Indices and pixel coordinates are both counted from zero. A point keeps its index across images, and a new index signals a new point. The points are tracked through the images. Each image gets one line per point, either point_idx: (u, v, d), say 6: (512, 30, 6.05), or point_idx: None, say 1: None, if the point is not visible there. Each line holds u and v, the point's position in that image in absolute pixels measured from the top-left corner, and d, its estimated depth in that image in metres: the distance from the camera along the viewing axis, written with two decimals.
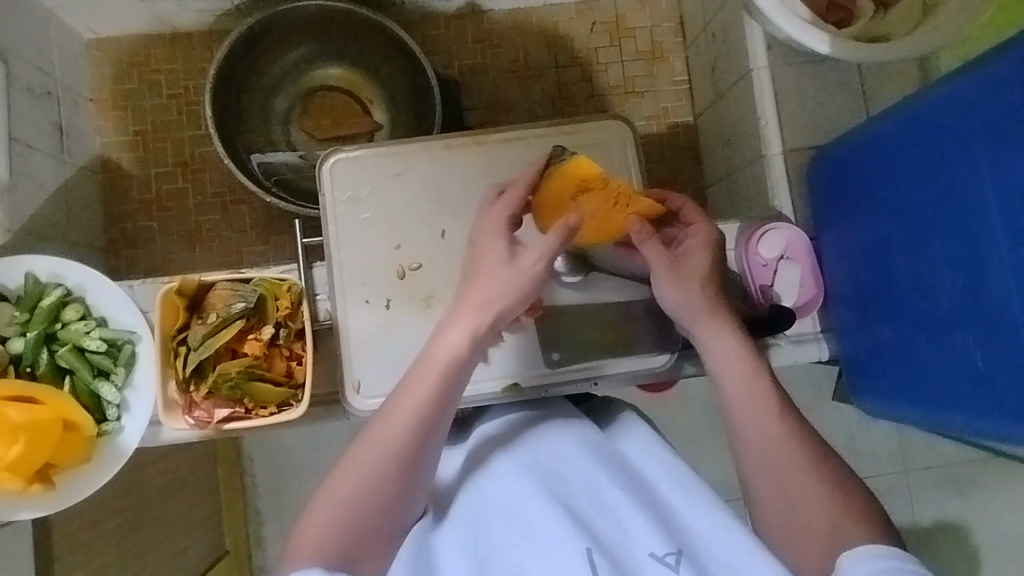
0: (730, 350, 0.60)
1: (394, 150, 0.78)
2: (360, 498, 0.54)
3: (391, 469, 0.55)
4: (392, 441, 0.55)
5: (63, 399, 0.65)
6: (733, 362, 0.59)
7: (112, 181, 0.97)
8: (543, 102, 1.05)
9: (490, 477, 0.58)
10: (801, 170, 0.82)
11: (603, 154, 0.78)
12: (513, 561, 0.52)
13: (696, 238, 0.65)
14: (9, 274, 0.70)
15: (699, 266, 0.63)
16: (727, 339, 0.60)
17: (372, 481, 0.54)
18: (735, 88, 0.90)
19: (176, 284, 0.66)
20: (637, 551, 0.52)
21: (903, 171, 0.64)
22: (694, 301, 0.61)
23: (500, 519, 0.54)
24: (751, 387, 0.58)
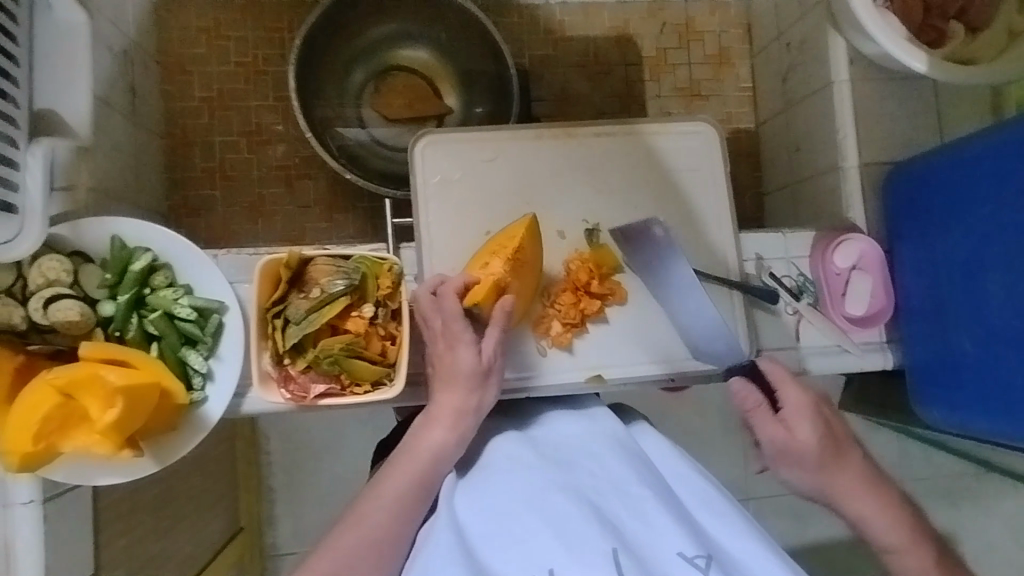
0: (887, 512, 0.61)
1: (487, 136, 0.77)
2: (395, 503, 0.60)
3: (415, 490, 0.61)
4: (424, 461, 0.62)
5: (156, 365, 0.64)
6: (875, 509, 0.61)
7: (175, 147, 0.95)
8: (610, 98, 1.05)
9: (511, 461, 0.61)
10: (876, 183, 0.84)
11: (690, 155, 0.80)
12: (537, 550, 0.53)
13: (811, 417, 0.63)
14: (95, 235, 0.68)
15: (813, 442, 0.62)
16: (878, 504, 0.61)
17: (417, 482, 0.61)
18: (808, 99, 0.92)
19: (278, 256, 0.65)
20: (665, 551, 0.54)
21: (1004, 190, 0.67)
22: (824, 481, 0.62)
23: (520, 504, 0.56)
24: (880, 508, 0.61)
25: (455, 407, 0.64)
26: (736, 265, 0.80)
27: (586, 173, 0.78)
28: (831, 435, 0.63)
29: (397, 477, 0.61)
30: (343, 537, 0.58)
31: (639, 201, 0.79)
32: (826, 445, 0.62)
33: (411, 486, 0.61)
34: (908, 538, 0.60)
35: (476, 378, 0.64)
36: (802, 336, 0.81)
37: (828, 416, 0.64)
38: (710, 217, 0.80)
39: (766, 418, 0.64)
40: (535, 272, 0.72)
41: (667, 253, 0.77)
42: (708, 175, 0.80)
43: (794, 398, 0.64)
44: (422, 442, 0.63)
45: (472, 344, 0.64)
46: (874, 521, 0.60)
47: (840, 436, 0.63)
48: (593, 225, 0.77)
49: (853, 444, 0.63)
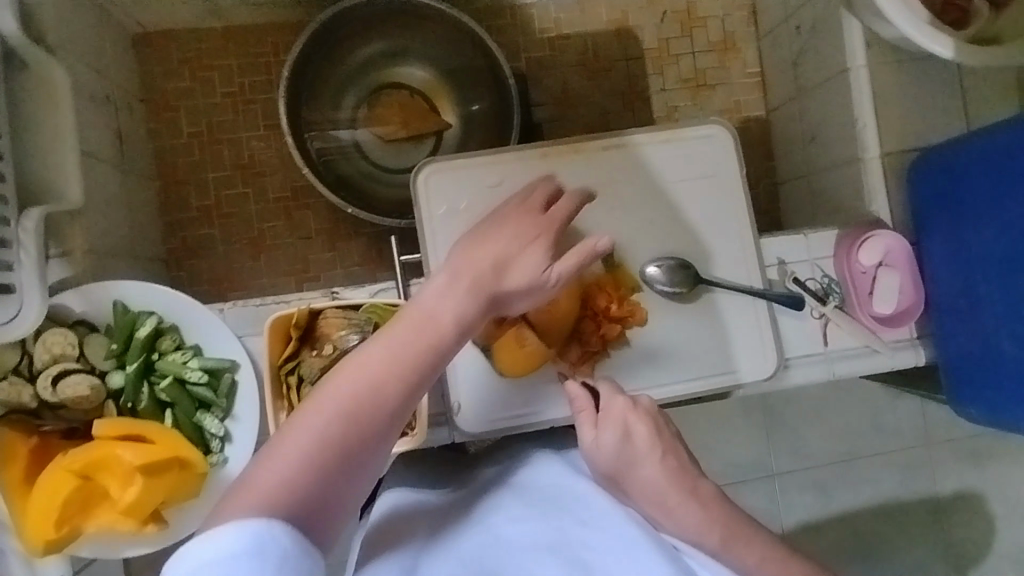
0: (688, 513, 0.52)
1: (490, 160, 0.74)
2: (393, 352, 0.45)
3: (418, 351, 0.46)
4: (432, 323, 0.47)
5: (172, 437, 0.63)
6: (708, 521, 0.51)
7: (168, 188, 0.92)
8: (613, 96, 1.01)
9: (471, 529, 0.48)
10: (901, 173, 0.80)
11: (704, 162, 0.77)
12: None
13: (620, 417, 0.58)
14: (95, 302, 0.65)
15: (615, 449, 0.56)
16: (682, 509, 0.52)
17: (421, 343, 0.46)
18: (822, 86, 0.88)
19: (287, 314, 0.63)
20: None
21: None
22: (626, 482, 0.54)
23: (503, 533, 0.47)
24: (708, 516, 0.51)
25: (490, 265, 0.53)
26: (761, 273, 0.76)
27: (597, 190, 0.75)
28: (630, 442, 0.56)
29: (390, 333, 0.46)
30: (262, 477, 0.39)
31: (654, 215, 0.75)
32: (646, 441, 0.56)
33: (411, 346, 0.46)
34: (704, 527, 0.51)
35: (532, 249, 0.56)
36: (831, 341, 0.78)
37: (633, 425, 0.57)
38: (729, 226, 0.76)
39: (586, 424, 0.59)
40: (566, 322, 0.69)
41: (684, 267, 0.74)
42: (725, 181, 0.77)
43: (612, 407, 0.59)
44: (430, 298, 0.49)
45: (544, 252, 0.56)
46: (675, 521, 0.51)
47: (641, 442, 0.56)
48: (607, 245, 0.74)
49: (650, 448, 0.55)
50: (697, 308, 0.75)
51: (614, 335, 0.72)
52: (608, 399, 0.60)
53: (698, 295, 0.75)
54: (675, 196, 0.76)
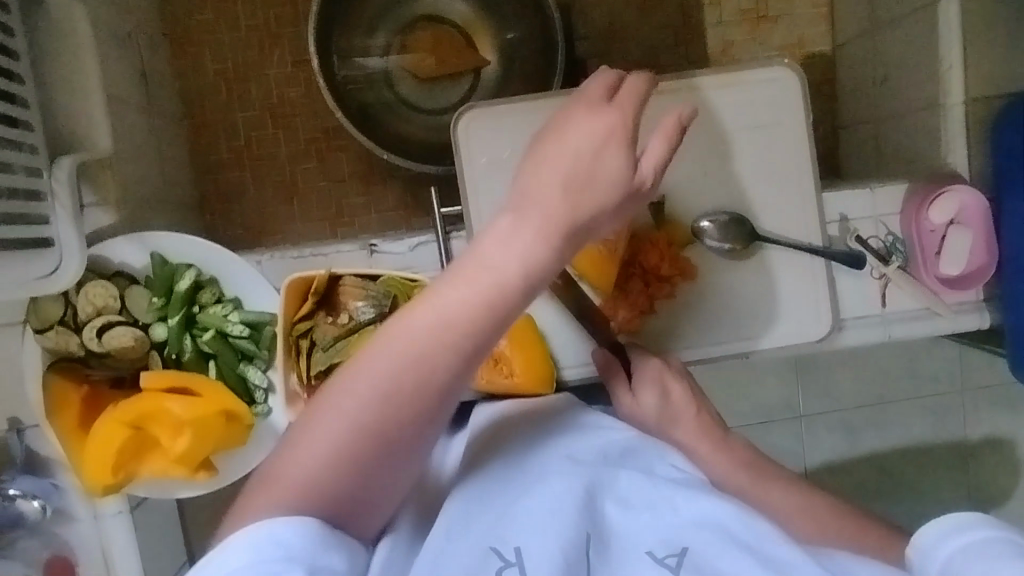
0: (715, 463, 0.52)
1: (535, 105, 0.69)
2: (458, 313, 0.34)
3: (492, 306, 0.34)
4: (493, 275, 0.34)
5: (218, 390, 0.63)
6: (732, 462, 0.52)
7: (198, 129, 0.89)
8: (664, 29, 0.93)
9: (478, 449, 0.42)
10: (985, 122, 0.73)
11: (769, 108, 0.70)
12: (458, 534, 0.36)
13: (658, 369, 0.58)
14: (135, 253, 0.65)
15: (660, 410, 0.55)
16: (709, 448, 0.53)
17: (492, 298, 0.34)
18: (901, 20, 0.79)
19: (305, 275, 0.61)
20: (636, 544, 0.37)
21: None
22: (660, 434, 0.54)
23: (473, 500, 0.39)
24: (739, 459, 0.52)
25: (563, 179, 0.36)
26: (822, 230, 0.72)
27: (649, 139, 0.69)
28: (671, 406, 0.55)
29: (451, 285, 0.35)
30: (295, 458, 0.33)
31: (709, 167, 0.70)
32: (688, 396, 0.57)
33: (482, 302, 0.34)
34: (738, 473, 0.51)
35: (603, 143, 0.38)
36: (890, 301, 0.74)
37: (671, 385, 0.57)
38: (792, 178, 0.70)
39: (620, 388, 0.58)
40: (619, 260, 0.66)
41: (741, 223, 0.69)
42: (788, 131, 0.70)
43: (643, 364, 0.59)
44: (499, 235, 0.36)
45: (628, 155, 0.38)
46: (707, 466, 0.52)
47: (681, 402, 0.56)
48: (658, 198, 0.69)
49: (689, 406, 0.56)
50: (752, 266, 0.71)
51: (661, 292, 0.69)
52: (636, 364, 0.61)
53: (754, 253, 0.70)
54: (734, 145, 0.70)
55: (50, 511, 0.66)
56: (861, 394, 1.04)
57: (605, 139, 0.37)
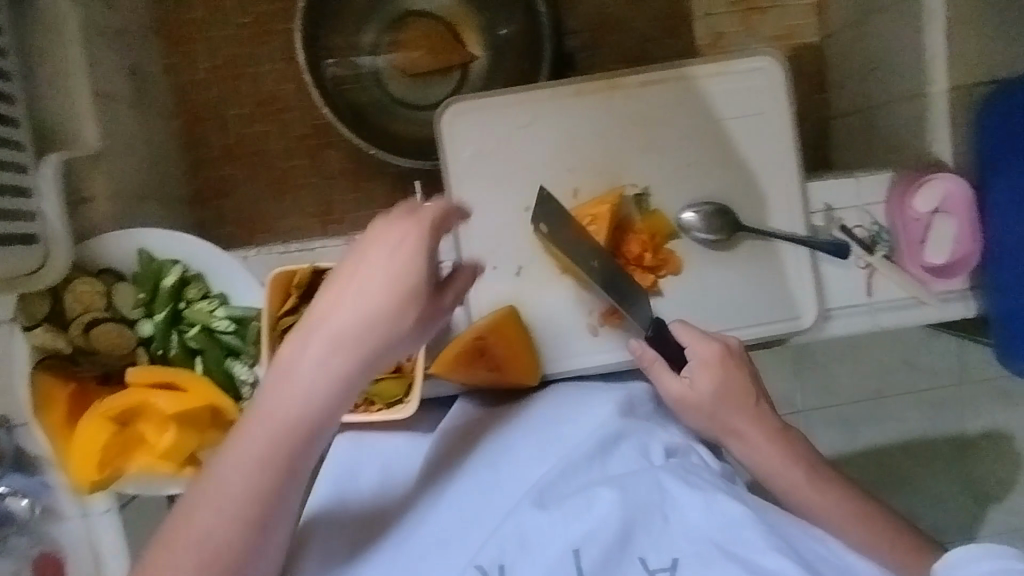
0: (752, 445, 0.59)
1: (518, 99, 0.69)
2: (266, 443, 0.44)
3: (291, 435, 0.45)
4: (286, 414, 0.45)
5: (204, 384, 0.63)
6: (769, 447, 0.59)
7: (188, 127, 0.90)
8: (652, 22, 0.93)
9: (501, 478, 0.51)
10: (970, 110, 0.73)
11: (752, 99, 0.70)
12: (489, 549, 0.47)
13: (708, 350, 0.61)
14: (122, 250, 0.65)
15: (708, 393, 0.59)
16: (753, 432, 0.59)
17: (279, 437, 0.45)
18: (888, 9, 0.79)
19: (289, 269, 0.61)
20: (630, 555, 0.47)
21: None
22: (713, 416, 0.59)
23: (479, 518, 0.50)
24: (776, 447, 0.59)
25: (373, 291, 0.46)
26: (805, 219, 0.72)
27: (632, 132, 0.69)
28: (729, 390, 0.60)
29: (251, 428, 0.45)
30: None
31: (693, 158, 0.70)
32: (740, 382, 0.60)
33: (287, 431, 0.45)
34: (782, 466, 0.58)
35: (404, 277, 0.46)
36: (878, 290, 0.74)
37: (728, 366, 0.60)
38: (775, 169, 0.71)
39: (666, 372, 0.61)
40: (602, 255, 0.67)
41: (725, 213, 0.69)
42: (771, 120, 0.70)
43: (700, 351, 0.61)
44: (294, 377, 0.45)
45: (416, 256, 0.46)
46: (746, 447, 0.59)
47: (737, 387, 0.60)
48: (641, 190, 0.69)
49: (748, 395, 0.60)
50: (738, 257, 0.71)
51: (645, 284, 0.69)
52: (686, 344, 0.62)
53: (738, 243, 0.71)
54: (718, 137, 0.70)
55: (40, 509, 0.67)
56: (854, 384, 1.04)
57: (400, 249, 0.46)
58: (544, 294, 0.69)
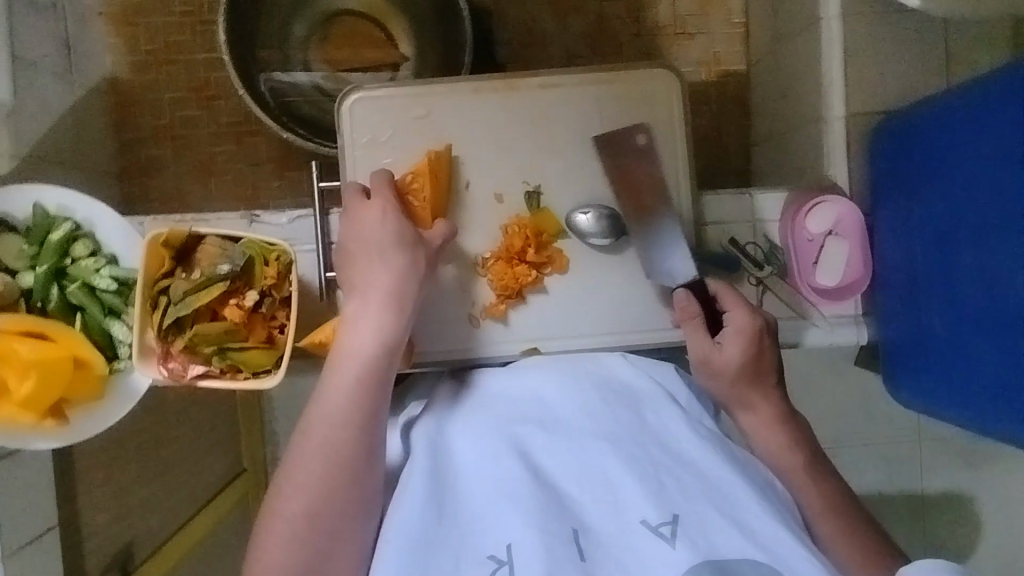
0: (762, 421, 0.64)
1: (419, 91, 0.71)
2: (346, 409, 0.55)
3: (362, 394, 0.56)
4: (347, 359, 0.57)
5: (74, 338, 0.65)
6: (774, 427, 0.64)
7: (124, 104, 0.93)
8: (583, 40, 0.95)
9: (479, 448, 0.56)
10: (864, 137, 0.74)
11: (646, 109, 0.72)
12: (494, 526, 0.50)
13: (742, 314, 0.65)
14: (16, 203, 0.67)
15: (738, 360, 0.63)
16: (764, 409, 0.64)
17: (353, 400, 0.56)
18: (797, 38, 0.81)
19: (164, 231, 0.62)
20: (628, 518, 0.50)
21: (973, 153, 0.58)
22: (733, 386, 0.64)
23: (481, 485, 0.54)
24: (783, 433, 0.63)
25: (379, 250, 0.61)
26: (694, 230, 0.72)
27: (528, 132, 0.71)
28: (754, 361, 0.64)
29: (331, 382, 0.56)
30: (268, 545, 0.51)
31: (586, 161, 0.71)
32: (766, 356, 0.64)
33: (355, 392, 0.56)
34: (785, 448, 0.63)
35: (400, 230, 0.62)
36: (767, 308, 0.74)
37: (761, 338, 0.64)
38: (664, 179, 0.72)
39: (699, 330, 0.65)
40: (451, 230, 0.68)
41: (616, 218, 0.70)
42: (663, 130, 0.72)
43: (735, 317, 0.65)
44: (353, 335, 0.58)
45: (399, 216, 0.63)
46: (752, 422, 0.64)
47: (762, 362, 0.64)
48: (533, 187, 0.71)
49: (772, 371, 0.65)
50: (625, 261, 0.71)
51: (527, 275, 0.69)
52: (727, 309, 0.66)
53: (627, 248, 0.71)
54: (612, 144, 0.71)
55: None
56: None
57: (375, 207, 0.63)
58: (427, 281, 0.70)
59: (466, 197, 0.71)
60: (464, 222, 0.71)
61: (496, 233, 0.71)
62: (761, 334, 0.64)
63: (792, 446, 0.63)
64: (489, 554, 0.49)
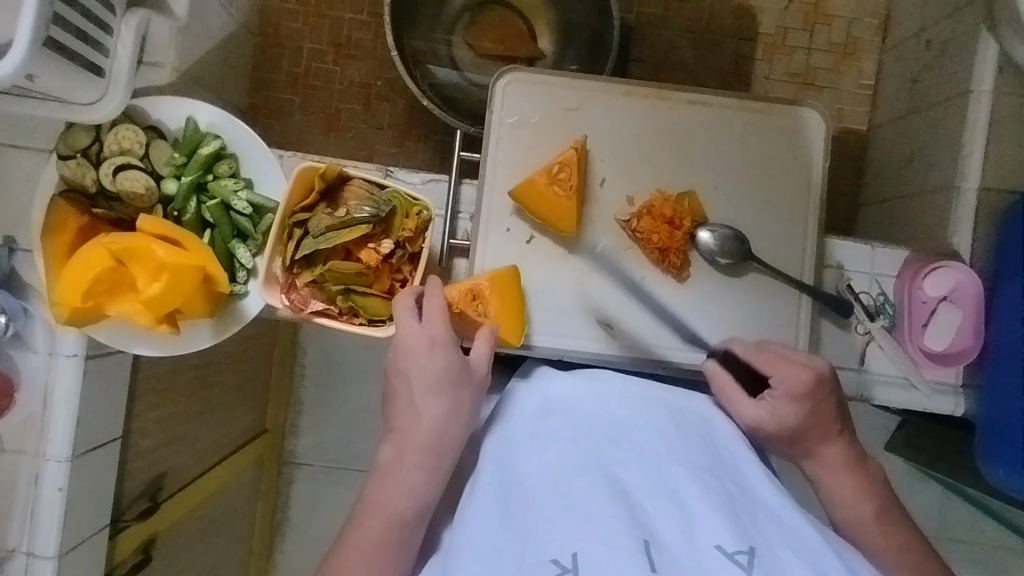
0: (829, 468, 0.62)
1: (574, 83, 0.72)
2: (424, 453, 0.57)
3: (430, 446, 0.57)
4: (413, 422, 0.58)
5: (203, 250, 0.65)
6: (842, 475, 0.62)
7: (265, 46, 0.95)
8: (715, 72, 0.97)
9: (535, 449, 0.55)
10: (995, 213, 0.75)
11: (788, 143, 0.73)
12: (557, 529, 0.47)
13: (787, 372, 0.62)
14: (172, 114, 0.69)
15: (791, 425, 0.62)
16: (831, 458, 0.62)
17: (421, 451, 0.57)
18: (938, 107, 0.82)
19: (319, 165, 0.63)
20: (703, 541, 0.47)
21: None
22: (790, 437, 0.62)
23: (545, 488, 0.51)
24: (858, 482, 0.61)
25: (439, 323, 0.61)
26: (814, 270, 0.73)
27: (669, 143, 0.72)
28: (813, 416, 0.62)
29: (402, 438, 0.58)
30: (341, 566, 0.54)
31: (721, 181, 0.72)
32: (828, 411, 0.62)
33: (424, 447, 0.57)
34: (857, 496, 0.61)
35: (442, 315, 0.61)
36: (869, 360, 0.74)
37: (818, 396, 0.62)
38: (794, 214, 0.72)
39: (740, 396, 0.63)
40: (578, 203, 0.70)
41: (739, 240, 0.70)
42: (802, 167, 0.73)
43: (782, 374, 0.62)
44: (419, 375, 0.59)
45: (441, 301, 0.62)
46: (822, 469, 0.63)
47: (822, 416, 0.62)
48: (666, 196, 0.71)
49: (835, 426, 0.63)
50: (742, 285, 0.72)
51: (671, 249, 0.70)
52: (768, 370, 0.63)
53: (748, 273, 0.72)
54: (750, 170, 0.72)
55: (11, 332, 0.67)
56: None
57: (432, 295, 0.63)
58: (545, 265, 0.71)
59: (599, 192, 0.71)
60: (595, 213, 0.71)
61: (621, 233, 0.71)
62: (815, 387, 0.62)
63: (867, 488, 0.61)
64: (549, 558, 0.45)
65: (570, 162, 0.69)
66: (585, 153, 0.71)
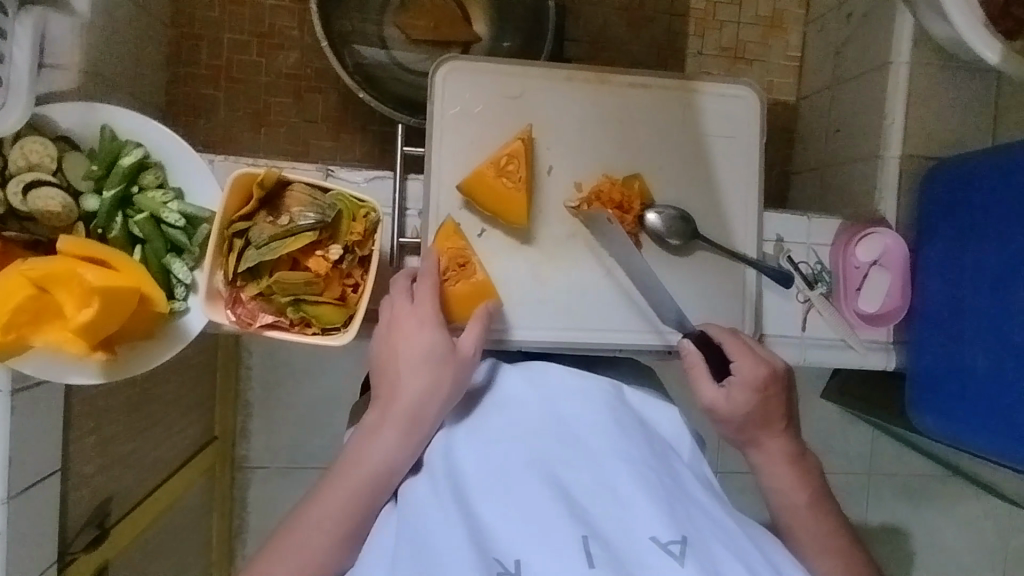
0: (772, 456, 0.64)
1: (514, 71, 0.71)
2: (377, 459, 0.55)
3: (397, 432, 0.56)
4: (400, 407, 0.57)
5: (137, 270, 0.61)
6: (782, 467, 0.64)
7: (181, 39, 0.89)
8: (650, 49, 0.98)
9: (481, 448, 0.54)
10: (915, 178, 0.80)
11: (726, 122, 0.75)
12: (506, 537, 0.48)
13: (751, 361, 0.64)
14: (85, 122, 0.63)
15: (743, 410, 0.63)
16: (774, 447, 0.64)
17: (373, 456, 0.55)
18: (860, 78, 0.86)
19: (257, 171, 0.60)
20: (637, 534, 0.48)
21: None
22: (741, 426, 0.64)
23: (490, 491, 0.50)
24: (793, 473, 0.63)
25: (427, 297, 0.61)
26: (756, 244, 0.75)
27: (612, 128, 0.72)
28: (764, 409, 0.64)
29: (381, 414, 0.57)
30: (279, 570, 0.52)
31: (665, 162, 0.73)
32: (780, 404, 0.64)
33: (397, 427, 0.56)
34: (795, 485, 0.63)
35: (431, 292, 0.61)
36: (809, 326, 0.78)
37: (768, 390, 0.64)
38: (735, 190, 0.75)
39: (705, 378, 0.65)
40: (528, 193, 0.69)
41: (685, 220, 0.72)
42: (739, 145, 0.75)
43: (744, 365, 0.64)
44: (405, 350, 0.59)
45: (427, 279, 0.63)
46: (764, 457, 0.64)
47: (772, 406, 0.64)
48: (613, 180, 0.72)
49: (782, 419, 0.64)
50: (691, 262, 0.74)
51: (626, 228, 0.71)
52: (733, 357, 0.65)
53: (696, 251, 0.74)
54: (692, 149, 0.74)
55: None
56: None
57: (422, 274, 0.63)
58: (501, 255, 0.70)
59: (546, 181, 0.71)
60: (544, 200, 0.71)
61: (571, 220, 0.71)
62: (772, 382, 0.64)
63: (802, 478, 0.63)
64: (492, 558, 0.46)
65: (518, 152, 0.69)
66: (532, 141, 0.71)
